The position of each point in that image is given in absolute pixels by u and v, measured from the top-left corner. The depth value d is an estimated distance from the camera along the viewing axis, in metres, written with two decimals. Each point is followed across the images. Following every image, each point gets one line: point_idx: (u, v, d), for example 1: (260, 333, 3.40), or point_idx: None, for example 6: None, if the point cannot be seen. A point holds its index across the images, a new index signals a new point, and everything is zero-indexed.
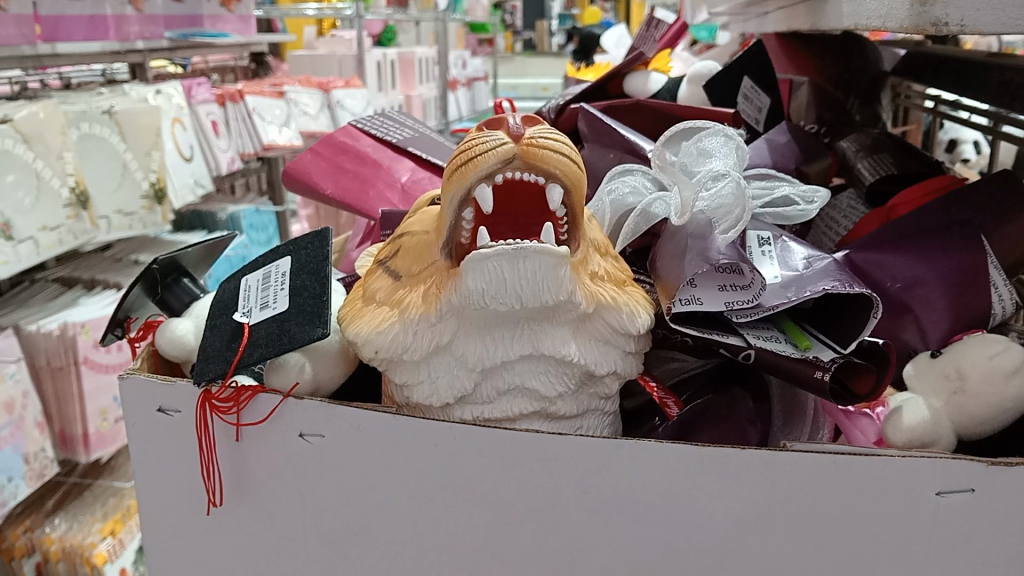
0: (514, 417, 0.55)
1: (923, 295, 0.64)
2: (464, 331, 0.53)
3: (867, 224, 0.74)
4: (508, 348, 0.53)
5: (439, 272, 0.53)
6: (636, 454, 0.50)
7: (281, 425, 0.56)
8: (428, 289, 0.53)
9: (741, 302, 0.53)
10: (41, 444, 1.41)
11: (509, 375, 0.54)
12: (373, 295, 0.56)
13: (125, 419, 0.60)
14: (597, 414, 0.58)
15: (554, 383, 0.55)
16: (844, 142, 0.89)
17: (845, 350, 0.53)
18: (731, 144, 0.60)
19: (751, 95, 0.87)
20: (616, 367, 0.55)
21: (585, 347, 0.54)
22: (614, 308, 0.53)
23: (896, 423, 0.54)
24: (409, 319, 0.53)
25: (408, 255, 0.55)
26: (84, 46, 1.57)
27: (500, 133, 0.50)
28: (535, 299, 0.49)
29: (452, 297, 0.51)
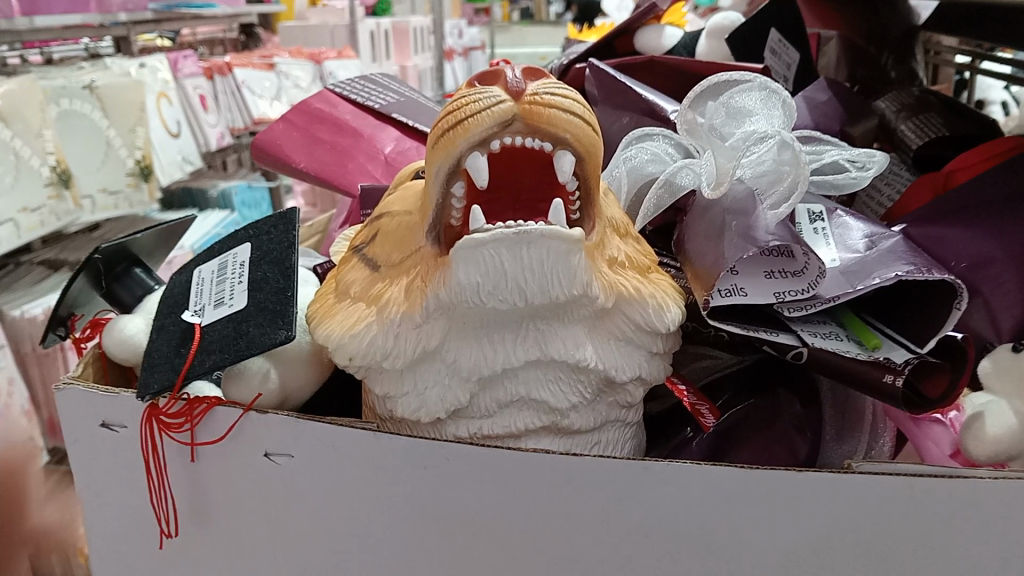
0: (519, 433, 0.46)
1: (993, 275, 0.54)
2: (456, 334, 0.43)
3: (918, 193, 0.64)
4: (509, 353, 0.43)
5: (424, 261, 0.43)
6: (670, 479, 0.41)
7: (243, 443, 0.47)
8: (411, 281, 0.43)
9: (794, 293, 0.43)
10: (30, 433, 1.30)
11: (513, 386, 0.45)
12: (347, 289, 0.47)
13: (65, 437, 0.51)
14: (619, 429, 0.49)
15: (567, 393, 0.45)
16: (881, 102, 0.79)
17: (922, 350, 0.43)
18: (771, 100, 0.51)
19: (780, 49, 0.77)
20: (640, 371, 0.46)
21: (603, 350, 0.45)
22: (637, 304, 0.44)
23: (978, 433, 0.45)
24: (389, 318, 0.43)
25: (387, 240, 0.46)
26: (64, 19, 1.43)
27: (495, 88, 0.40)
28: (543, 296, 0.40)
29: (440, 293, 0.41)
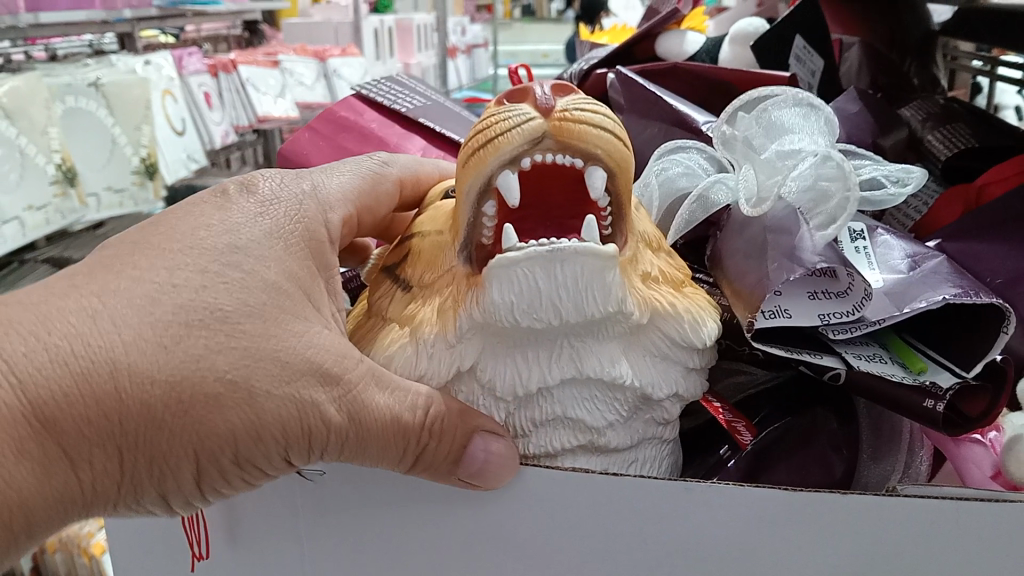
0: (556, 453, 0.45)
1: None
2: (491, 352, 0.43)
3: (951, 207, 0.64)
4: (545, 371, 0.43)
5: (456, 280, 0.43)
6: (713, 501, 0.40)
7: None
8: (443, 301, 0.43)
9: (840, 315, 0.44)
10: None
11: (550, 406, 0.44)
12: (380, 311, 0.46)
13: None
14: (655, 446, 0.48)
15: (603, 411, 0.45)
16: (906, 110, 0.78)
17: (967, 374, 0.44)
18: (810, 115, 0.50)
19: (804, 57, 0.76)
20: (677, 388, 0.46)
21: (637, 366, 0.44)
22: (672, 318, 0.44)
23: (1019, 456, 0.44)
24: (423, 340, 0.43)
25: (418, 261, 0.45)
26: (70, 16, 1.32)
27: (524, 106, 0.40)
28: (578, 314, 0.40)
29: (474, 312, 0.41)
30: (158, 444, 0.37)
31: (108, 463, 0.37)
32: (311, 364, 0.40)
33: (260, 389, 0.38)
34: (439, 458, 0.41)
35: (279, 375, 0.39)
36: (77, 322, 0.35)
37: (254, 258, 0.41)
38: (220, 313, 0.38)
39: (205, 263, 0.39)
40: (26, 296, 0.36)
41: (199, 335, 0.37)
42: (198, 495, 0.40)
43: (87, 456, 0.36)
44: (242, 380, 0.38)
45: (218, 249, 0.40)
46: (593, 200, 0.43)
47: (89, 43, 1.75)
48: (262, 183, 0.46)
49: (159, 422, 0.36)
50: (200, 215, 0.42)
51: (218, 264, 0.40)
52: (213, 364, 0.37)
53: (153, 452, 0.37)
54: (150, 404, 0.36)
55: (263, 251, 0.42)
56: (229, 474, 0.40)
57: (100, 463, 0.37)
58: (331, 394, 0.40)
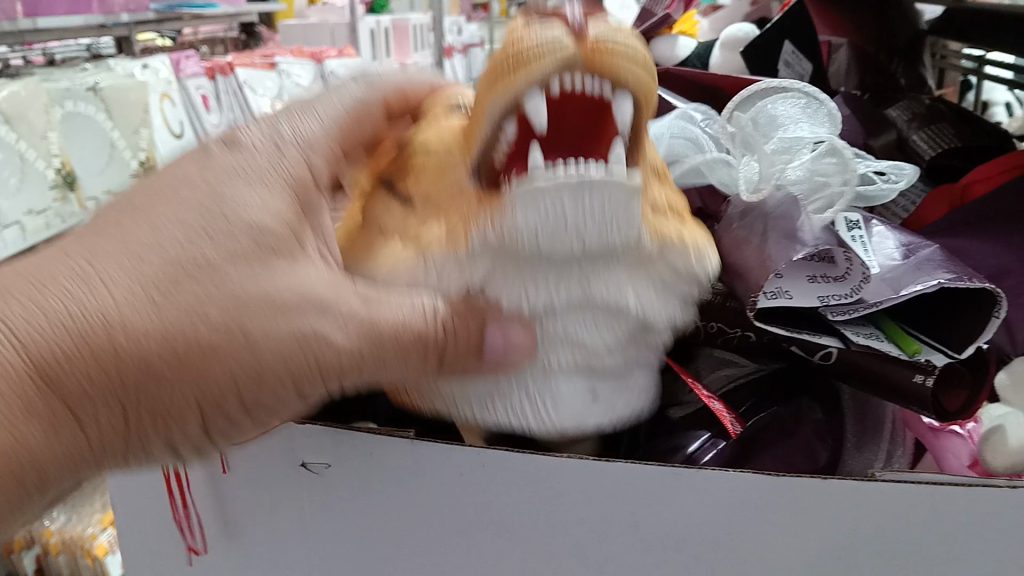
0: (551, 372, 0.44)
1: (1009, 287, 0.56)
2: (500, 270, 0.43)
3: (937, 204, 0.66)
4: (553, 290, 0.43)
5: (468, 199, 0.43)
6: (699, 486, 0.42)
7: (277, 452, 0.48)
8: (453, 221, 0.43)
9: (838, 297, 0.46)
10: None
11: (550, 325, 0.44)
12: (388, 227, 0.47)
13: None
14: (647, 372, 0.48)
15: (605, 337, 0.44)
16: (893, 111, 0.80)
17: (959, 355, 0.45)
18: (813, 107, 0.52)
19: (793, 61, 0.78)
20: (676, 318, 0.46)
21: (643, 295, 0.44)
22: (679, 250, 0.44)
23: (998, 444, 0.46)
24: (432, 256, 0.43)
25: (430, 179, 0.46)
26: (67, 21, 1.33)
27: (558, 27, 0.39)
28: (598, 238, 0.40)
29: (489, 233, 0.41)
30: (159, 394, 0.39)
31: (115, 418, 0.39)
32: (302, 298, 0.41)
33: (254, 326, 0.39)
34: (468, 350, 0.43)
35: (269, 310, 0.40)
36: (62, 287, 0.37)
37: (235, 202, 0.42)
38: (201, 260, 0.39)
39: (185, 217, 0.40)
40: (22, 264, 0.38)
41: (188, 286, 0.38)
42: (213, 444, 0.42)
43: (96, 413, 0.38)
44: (232, 320, 0.39)
45: (202, 197, 0.42)
46: (612, 121, 0.41)
47: (86, 47, 1.76)
48: (242, 137, 0.47)
49: (159, 374, 0.38)
50: (180, 172, 0.43)
51: (199, 216, 0.41)
52: (199, 309, 0.38)
53: (156, 406, 0.39)
54: (147, 357, 0.37)
55: (246, 197, 0.42)
56: (238, 420, 0.41)
57: (111, 422, 0.39)
58: (333, 321, 0.41)
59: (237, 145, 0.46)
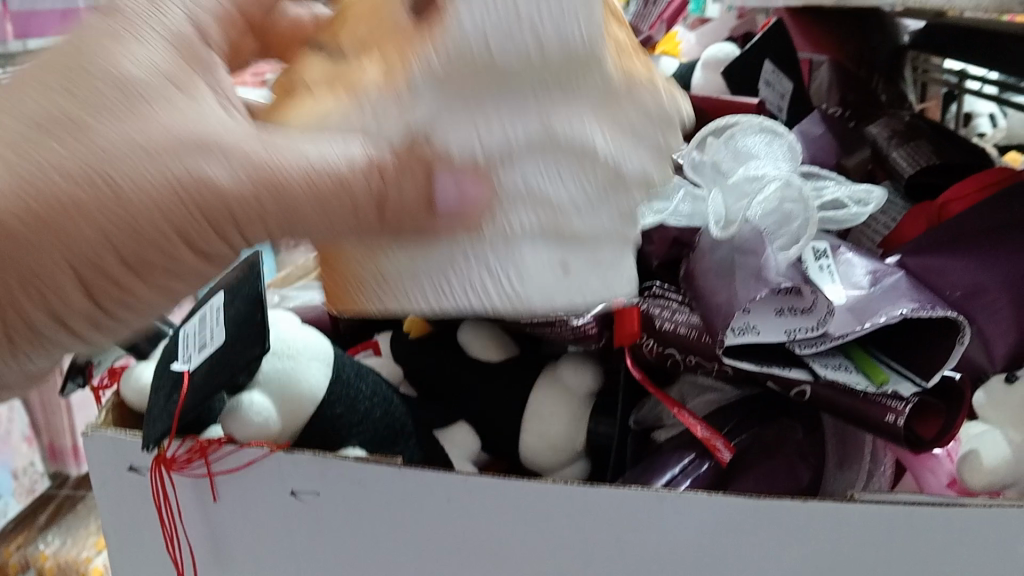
0: (513, 234, 0.37)
1: (987, 303, 0.58)
2: (446, 108, 0.34)
3: (916, 222, 0.67)
4: (511, 125, 0.35)
5: (399, 34, 0.35)
6: (681, 509, 0.44)
7: (270, 483, 0.50)
8: (386, 52, 0.35)
9: (803, 330, 0.47)
10: (30, 459, 1.27)
11: (506, 179, 0.36)
12: (297, 83, 0.37)
13: (95, 479, 0.55)
14: (620, 248, 0.39)
15: (573, 186, 0.36)
16: (873, 127, 0.81)
17: (926, 384, 0.45)
18: (773, 142, 0.53)
19: (774, 79, 0.78)
20: (649, 170, 0.38)
21: (610, 139, 0.36)
22: (647, 90, 0.37)
23: (973, 464, 0.47)
24: (361, 98, 0.35)
25: (354, 18, 0.36)
26: None
27: None
28: (558, 43, 0.33)
29: (432, 52, 0.33)
30: (27, 260, 0.34)
31: None
32: (172, 149, 0.34)
33: (124, 180, 0.34)
34: (412, 204, 0.36)
35: (142, 152, 0.34)
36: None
37: (99, 56, 0.35)
38: (61, 115, 0.34)
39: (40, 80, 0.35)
40: None
41: (45, 144, 0.33)
42: (104, 312, 0.39)
43: None
44: (95, 169, 0.33)
45: (71, 51, 0.35)
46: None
47: None
48: None
49: (15, 236, 0.33)
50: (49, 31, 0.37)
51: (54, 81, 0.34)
52: (58, 163, 0.33)
53: (28, 274, 0.35)
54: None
55: (110, 51, 0.35)
56: (131, 281, 0.37)
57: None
58: (219, 161, 0.35)
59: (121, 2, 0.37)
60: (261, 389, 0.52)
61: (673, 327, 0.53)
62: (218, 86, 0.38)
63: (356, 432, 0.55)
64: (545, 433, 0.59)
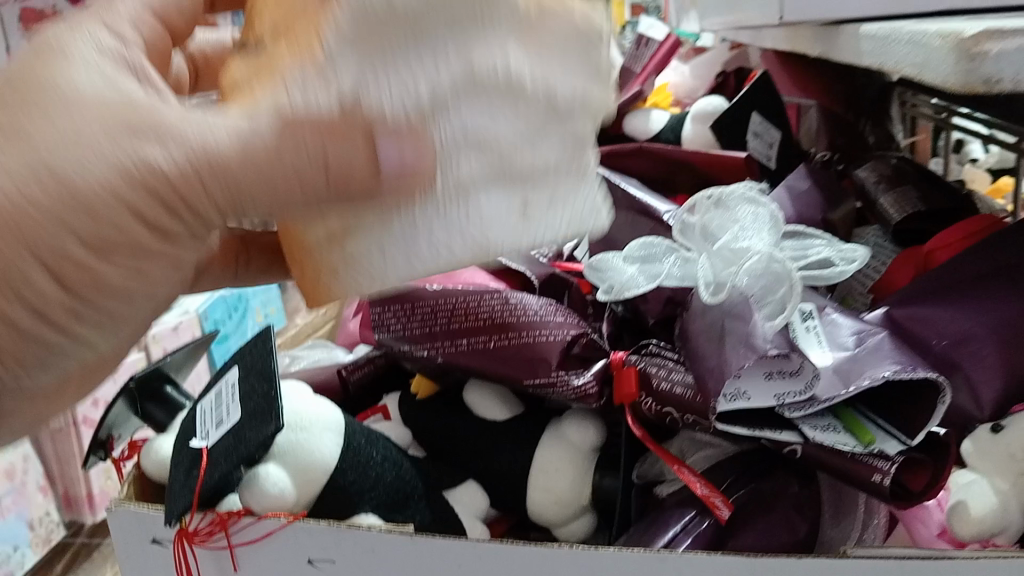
0: (468, 181, 0.42)
1: (974, 351, 0.59)
2: (370, 69, 0.39)
3: (903, 269, 0.70)
4: (434, 72, 0.39)
5: (309, 18, 0.40)
6: (683, 569, 0.46)
7: (288, 553, 0.52)
8: (298, 38, 0.40)
9: (793, 394, 0.49)
10: (46, 508, 1.30)
11: (445, 125, 0.40)
12: (236, 80, 0.42)
13: (118, 552, 0.57)
14: (574, 179, 0.44)
15: (509, 121, 0.41)
16: (862, 171, 0.84)
17: (912, 442, 0.47)
18: (761, 215, 0.57)
19: (761, 130, 0.81)
20: (578, 92, 0.42)
21: (534, 68, 0.40)
22: (557, 7, 0.41)
23: (963, 515, 0.50)
24: (292, 78, 0.39)
25: (271, 14, 0.42)
26: None
27: None
28: None
29: (338, 21, 0.38)
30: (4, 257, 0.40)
31: None
32: (110, 141, 0.39)
33: (69, 167, 0.39)
34: (361, 170, 0.40)
35: (78, 145, 0.39)
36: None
37: (49, 94, 0.40)
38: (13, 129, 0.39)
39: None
40: None
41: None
42: (73, 301, 0.44)
43: None
44: (48, 170, 0.39)
45: (14, 82, 0.42)
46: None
47: None
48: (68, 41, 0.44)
49: None
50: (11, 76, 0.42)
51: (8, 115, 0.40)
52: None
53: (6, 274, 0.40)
54: None
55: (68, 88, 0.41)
56: (96, 264, 0.42)
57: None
58: (162, 146, 0.40)
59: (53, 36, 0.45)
60: (277, 461, 0.55)
61: (670, 387, 0.55)
62: (154, 88, 0.43)
63: (367, 498, 0.57)
64: (549, 489, 0.61)
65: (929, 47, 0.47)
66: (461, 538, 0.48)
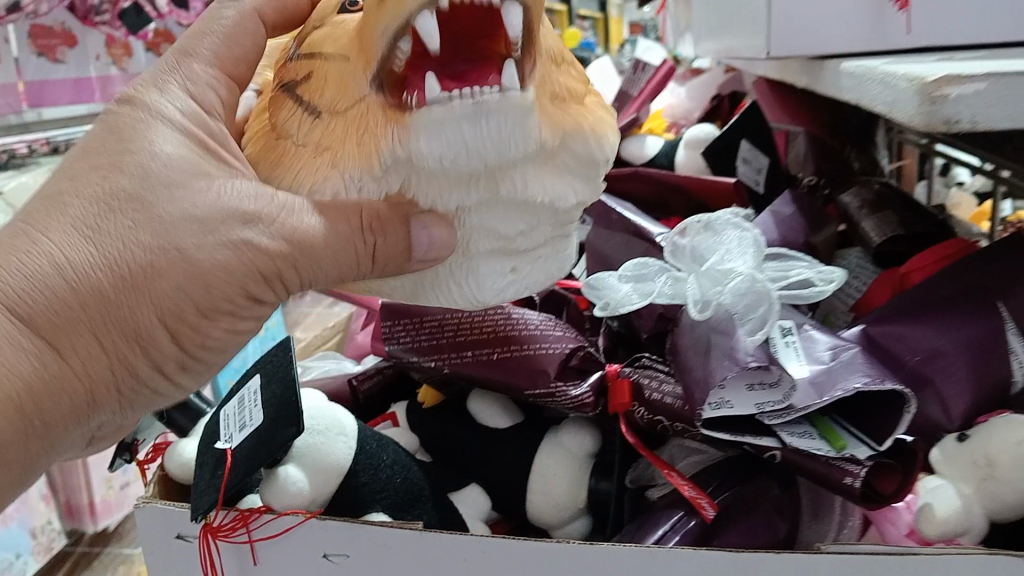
0: (472, 255, 0.49)
1: (944, 366, 0.63)
2: (414, 179, 0.44)
3: (880, 290, 0.75)
4: (465, 195, 0.45)
5: (370, 110, 0.43)
6: (672, 561, 0.50)
7: (306, 548, 0.56)
8: (356, 134, 0.43)
9: (772, 403, 0.54)
10: (48, 517, 1.37)
11: (466, 220, 0.47)
12: (285, 130, 0.46)
13: (144, 548, 0.61)
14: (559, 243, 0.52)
15: (517, 222, 0.48)
16: (846, 196, 0.88)
17: (881, 448, 0.52)
18: (746, 244, 0.62)
19: (751, 157, 0.85)
20: (580, 197, 0.48)
21: (548, 184, 0.46)
22: (577, 140, 0.46)
23: (930, 515, 0.53)
24: (347, 173, 0.44)
25: (321, 84, 0.45)
26: (69, 110, 1.64)
27: None
28: (499, 156, 0.42)
29: (394, 152, 0.42)
30: (124, 315, 0.46)
31: (91, 350, 0.46)
32: (217, 216, 0.46)
33: (188, 247, 0.46)
34: (399, 250, 0.46)
35: (191, 223, 0.46)
36: (4, 251, 0.44)
37: (157, 162, 0.47)
38: (126, 194, 0.46)
39: (95, 190, 0.46)
40: None
41: (120, 217, 0.45)
42: (188, 355, 0.50)
43: (72, 345, 0.46)
44: (165, 244, 0.45)
45: (112, 141, 0.48)
46: (500, 34, 0.43)
47: None
48: (153, 102, 0.50)
49: (107, 296, 0.45)
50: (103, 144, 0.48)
51: (121, 182, 0.46)
52: (134, 238, 0.45)
53: (125, 329, 0.46)
54: (96, 285, 0.45)
55: (172, 161, 0.47)
56: (205, 325, 0.49)
57: (84, 355, 0.46)
58: (256, 228, 0.46)
59: (147, 106, 0.50)
60: (296, 463, 0.59)
61: (660, 397, 0.59)
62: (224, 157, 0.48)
63: (378, 498, 0.62)
64: (548, 493, 0.64)
65: (898, 89, 0.51)
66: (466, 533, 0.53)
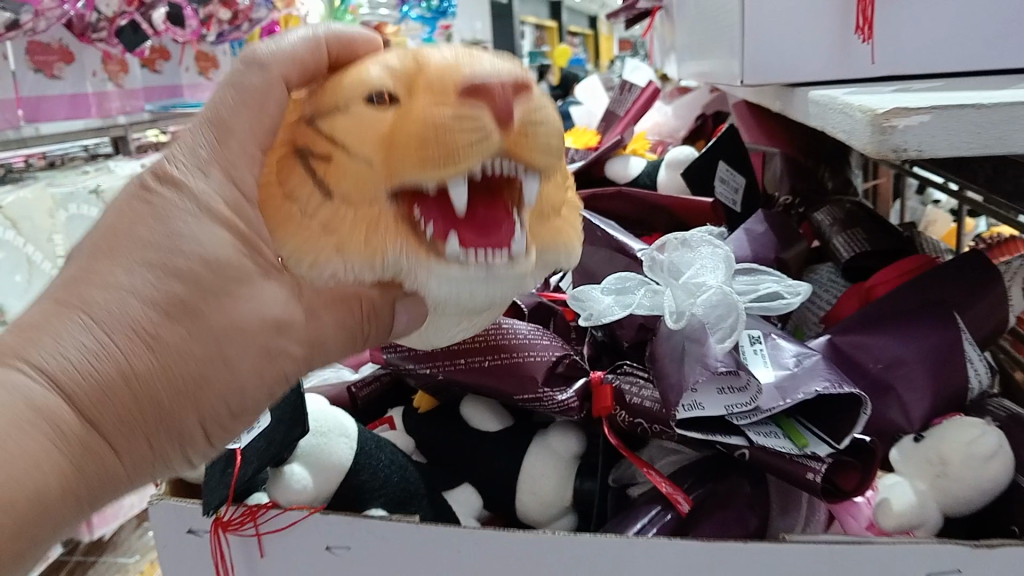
0: (437, 334, 0.53)
1: (905, 373, 0.67)
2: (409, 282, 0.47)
3: (848, 302, 0.79)
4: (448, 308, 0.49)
5: (382, 215, 0.44)
6: (649, 551, 0.54)
7: (310, 540, 0.60)
8: (361, 232, 0.44)
9: (740, 405, 0.58)
10: None
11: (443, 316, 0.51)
12: (287, 192, 0.46)
13: (157, 542, 0.65)
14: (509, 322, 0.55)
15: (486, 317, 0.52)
16: (819, 214, 0.93)
17: (839, 445, 0.57)
18: (719, 259, 0.67)
19: (727, 177, 0.90)
20: None
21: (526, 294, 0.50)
22: (562, 255, 0.50)
23: (886, 508, 0.59)
24: (349, 265, 0.44)
25: (334, 166, 0.44)
26: (67, 123, 1.69)
27: (484, 115, 0.40)
28: (490, 295, 0.46)
29: (400, 273, 0.45)
30: (170, 413, 0.47)
31: (137, 449, 0.48)
32: (260, 324, 0.48)
33: (233, 354, 0.48)
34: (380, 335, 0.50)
35: (236, 333, 0.48)
36: (47, 334, 0.45)
37: (193, 251, 0.47)
38: (176, 302, 0.46)
39: (144, 289, 0.46)
40: (29, 327, 0.45)
41: (176, 327, 0.46)
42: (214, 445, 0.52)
43: (124, 444, 0.47)
44: (215, 351, 0.47)
45: (145, 231, 0.47)
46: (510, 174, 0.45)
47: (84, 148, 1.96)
48: (178, 172, 0.49)
49: (160, 400, 0.47)
50: (137, 223, 0.47)
51: (169, 278, 0.46)
52: (189, 349, 0.46)
53: (171, 432, 0.48)
54: (155, 390, 0.46)
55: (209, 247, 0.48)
56: (235, 421, 0.51)
57: (132, 449, 0.47)
58: (291, 325, 0.49)
59: (173, 179, 0.49)
60: (300, 461, 0.64)
61: (640, 401, 0.65)
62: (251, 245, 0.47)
63: (377, 495, 0.67)
64: (536, 492, 0.69)
65: (855, 119, 0.56)
66: (459, 525, 0.57)
